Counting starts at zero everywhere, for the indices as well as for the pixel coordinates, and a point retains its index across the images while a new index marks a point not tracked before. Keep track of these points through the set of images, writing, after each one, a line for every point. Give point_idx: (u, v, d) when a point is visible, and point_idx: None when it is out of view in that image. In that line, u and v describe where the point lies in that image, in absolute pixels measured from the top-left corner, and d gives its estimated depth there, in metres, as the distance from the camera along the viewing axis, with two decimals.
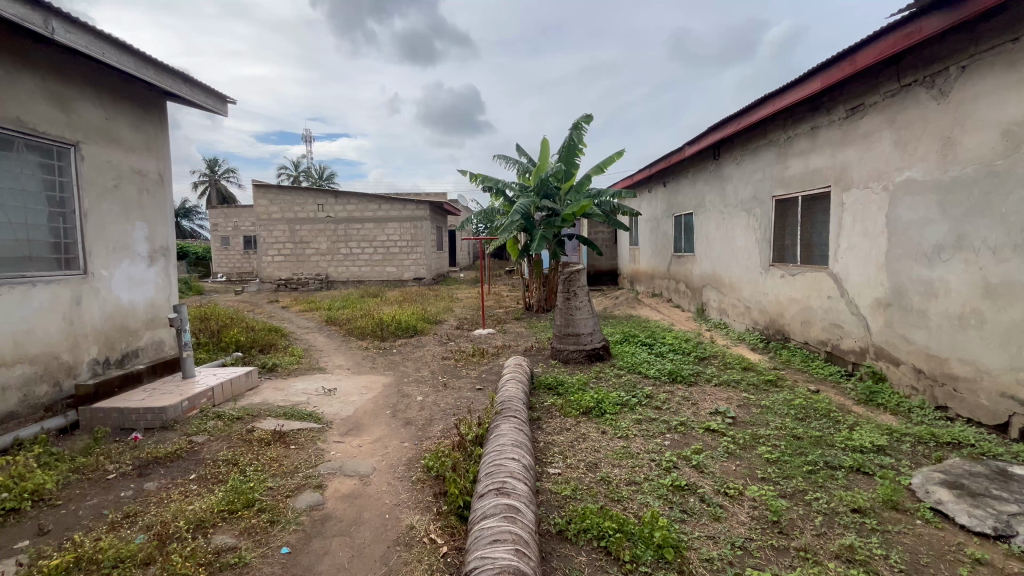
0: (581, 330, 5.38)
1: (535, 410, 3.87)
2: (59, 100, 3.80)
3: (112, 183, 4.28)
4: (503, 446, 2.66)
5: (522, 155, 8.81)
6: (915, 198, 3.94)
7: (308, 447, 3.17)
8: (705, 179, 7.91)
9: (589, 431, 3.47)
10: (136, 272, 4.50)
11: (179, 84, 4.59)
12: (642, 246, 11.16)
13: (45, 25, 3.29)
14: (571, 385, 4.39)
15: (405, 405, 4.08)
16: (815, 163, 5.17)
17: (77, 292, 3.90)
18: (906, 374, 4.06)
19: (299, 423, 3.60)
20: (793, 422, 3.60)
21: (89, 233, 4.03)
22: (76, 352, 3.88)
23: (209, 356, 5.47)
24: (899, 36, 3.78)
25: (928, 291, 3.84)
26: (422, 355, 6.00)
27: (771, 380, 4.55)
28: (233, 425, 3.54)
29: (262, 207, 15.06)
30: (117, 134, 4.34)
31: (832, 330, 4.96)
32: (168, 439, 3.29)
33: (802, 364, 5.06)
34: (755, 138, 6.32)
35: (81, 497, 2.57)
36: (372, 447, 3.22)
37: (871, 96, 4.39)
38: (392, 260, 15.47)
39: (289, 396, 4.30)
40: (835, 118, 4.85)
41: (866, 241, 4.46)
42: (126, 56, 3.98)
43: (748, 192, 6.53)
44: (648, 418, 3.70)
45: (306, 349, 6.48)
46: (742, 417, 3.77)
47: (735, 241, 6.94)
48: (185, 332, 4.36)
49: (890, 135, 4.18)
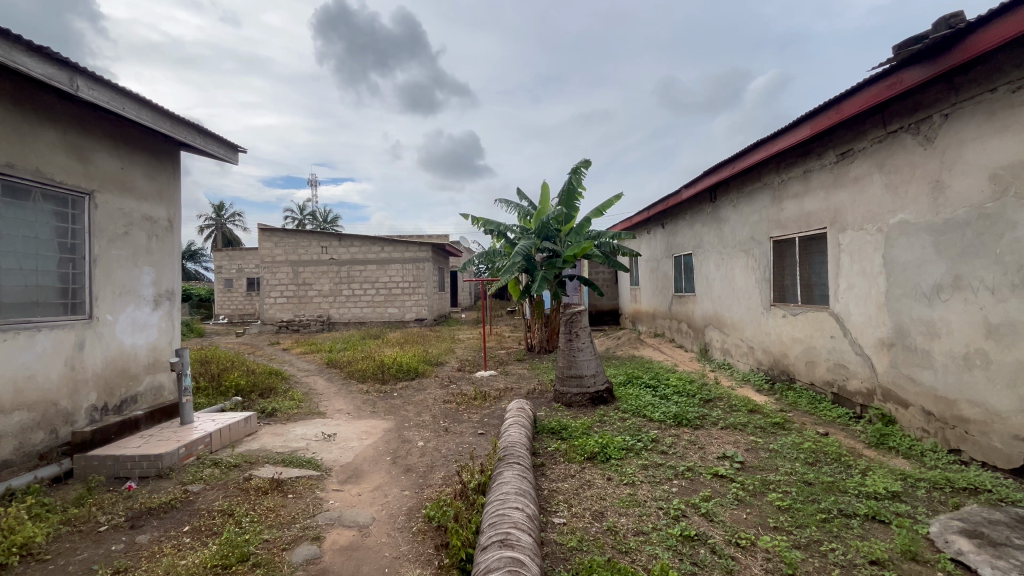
0: (584, 372, 5.33)
1: (539, 455, 3.79)
2: (77, 151, 3.95)
3: (123, 230, 4.38)
4: (507, 495, 2.58)
5: (523, 199, 9.05)
6: (910, 239, 4.01)
7: (307, 496, 3.09)
8: (702, 221, 8.07)
9: (595, 478, 3.38)
10: (140, 315, 4.54)
11: (195, 134, 4.78)
12: (643, 287, 11.25)
13: (70, 83, 3.49)
14: (575, 429, 4.30)
15: (406, 451, 3.99)
16: (809, 206, 5.28)
17: (82, 337, 3.93)
18: (916, 416, 3.99)
19: (297, 471, 3.51)
20: (804, 467, 3.51)
21: (97, 279, 4.09)
22: (75, 399, 3.85)
23: (208, 401, 5.39)
24: (882, 86, 3.94)
25: (930, 331, 3.84)
26: (423, 399, 5.91)
27: (778, 424, 4.47)
28: (230, 472, 3.45)
29: (266, 249, 15.31)
30: (131, 183, 4.48)
31: (837, 371, 4.90)
32: (163, 488, 3.20)
33: (809, 406, 4.97)
34: (749, 181, 6.49)
35: (70, 552, 2.49)
36: (373, 496, 3.13)
37: (859, 142, 4.54)
38: (393, 301, 15.51)
39: (288, 442, 4.22)
40: (826, 163, 4.99)
41: (865, 281, 4.50)
42: (145, 109, 4.18)
43: (746, 234, 6.64)
44: (654, 463, 3.62)
45: (306, 393, 6.39)
46: (751, 461, 3.69)
47: (735, 281, 7.00)
48: (186, 376, 4.31)
49: (881, 178, 4.30)
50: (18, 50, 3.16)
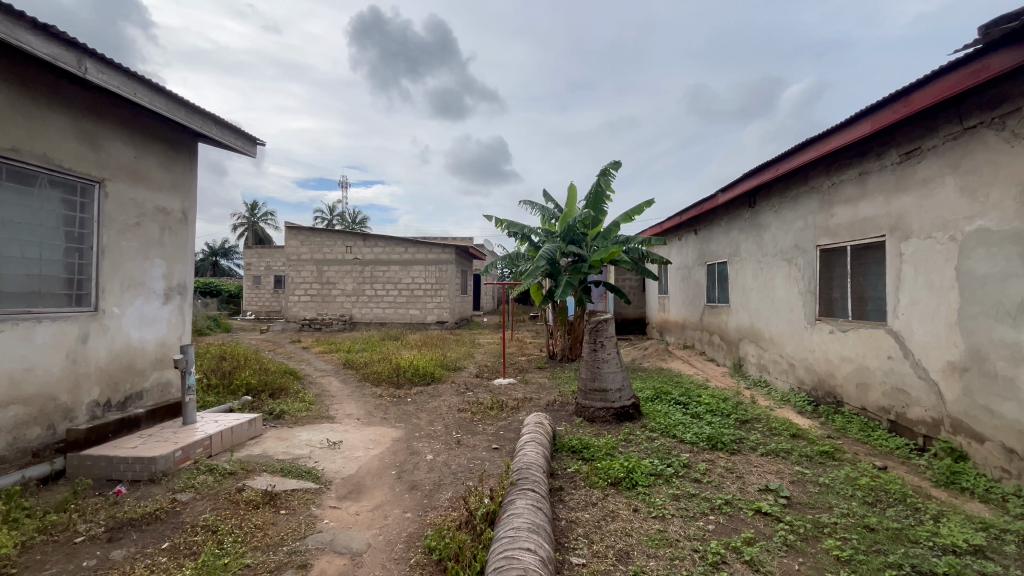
0: (609, 385, 4.95)
1: (557, 478, 3.43)
2: (89, 138, 3.83)
3: (134, 220, 4.25)
4: (518, 531, 2.22)
5: (548, 201, 8.73)
6: (991, 249, 3.50)
7: (300, 513, 2.82)
8: (740, 227, 7.57)
9: (619, 508, 3.01)
10: (149, 310, 4.40)
11: (211, 125, 4.64)
12: (672, 296, 10.73)
13: (78, 65, 3.35)
14: (598, 449, 3.92)
15: (413, 465, 3.69)
16: (865, 211, 4.78)
17: (86, 329, 3.80)
18: (994, 453, 3.47)
19: (295, 482, 3.25)
20: (863, 507, 3.05)
21: (104, 270, 3.96)
22: (76, 394, 3.71)
23: (217, 399, 5.24)
24: (962, 74, 3.46)
25: (1015, 356, 3.33)
26: (437, 406, 5.62)
27: (827, 453, 3.99)
28: (224, 481, 3.20)
29: (293, 247, 15.42)
30: (145, 173, 4.36)
31: (895, 396, 4.38)
32: (152, 496, 2.98)
33: (861, 434, 4.46)
34: (795, 185, 5.99)
35: (38, 566, 2.28)
36: (371, 517, 2.84)
37: (928, 139, 4.05)
38: (415, 302, 15.36)
39: (291, 449, 3.99)
40: (887, 164, 4.49)
41: (932, 296, 3.99)
42: (159, 96, 4.04)
43: (790, 242, 6.13)
44: (687, 494, 3.21)
45: (318, 395, 6.18)
46: (799, 497, 3.23)
47: (776, 292, 6.48)
48: (190, 374, 4.14)
49: (955, 180, 3.80)
50: (21, 27, 3.02)
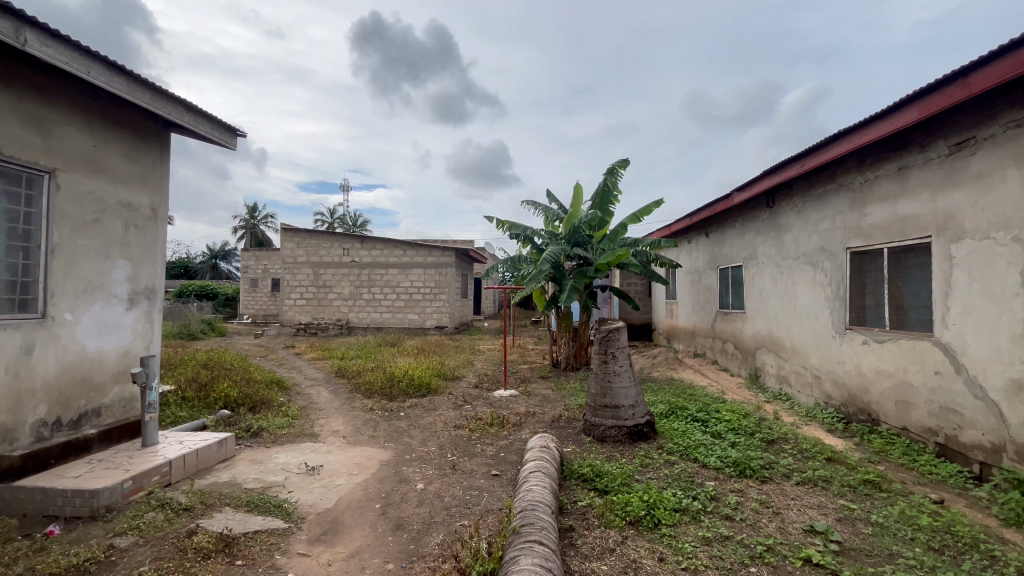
0: (620, 402, 4.47)
1: (566, 515, 2.95)
2: (36, 122, 3.40)
3: (92, 217, 3.80)
4: None
5: (552, 201, 8.28)
6: None
7: (260, 564, 2.35)
8: (757, 229, 7.10)
9: (641, 556, 2.53)
10: (109, 316, 3.94)
11: (183, 112, 4.20)
12: (681, 301, 10.26)
13: (15, 36, 2.92)
14: (612, 477, 3.43)
15: (400, 497, 3.21)
16: (905, 210, 4.31)
17: (30, 339, 3.34)
18: None
19: (260, 520, 2.78)
20: (931, 557, 2.57)
21: (55, 271, 3.51)
22: (17, 414, 3.25)
23: (190, 414, 4.78)
24: None
25: None
26: (431, 422, 5.14)
27: (872, 482, 3.50)
28: (176, 519, 2.73)
29: (289, 250, 15.00)
30: (106, 163, 3.91)
31: (943, 417, 3.90)
32: (85, 540, 2.51)
33: (904, 458, 3.97)
34: (821, 182, 5.53)
35: None
36: (345, 569, 2.36)
37: (985, 128, 3.59)
38: (414, 306, 14.89)
39: (263, 474, 3.52)
40: (932, 156, 4.04)
41: (991, 305, 3.52)
42: (118, 77, 3.61)
43: (815, 244, 5.66)
44: (720, 537, 2.73)
45: (304, 408, 5.71)
46: (852, 541, 2.74)
47: (798, 299, 6.00)
48: (151, 390, 3.67)
49: (1018, 173, 3.34)
50: None
